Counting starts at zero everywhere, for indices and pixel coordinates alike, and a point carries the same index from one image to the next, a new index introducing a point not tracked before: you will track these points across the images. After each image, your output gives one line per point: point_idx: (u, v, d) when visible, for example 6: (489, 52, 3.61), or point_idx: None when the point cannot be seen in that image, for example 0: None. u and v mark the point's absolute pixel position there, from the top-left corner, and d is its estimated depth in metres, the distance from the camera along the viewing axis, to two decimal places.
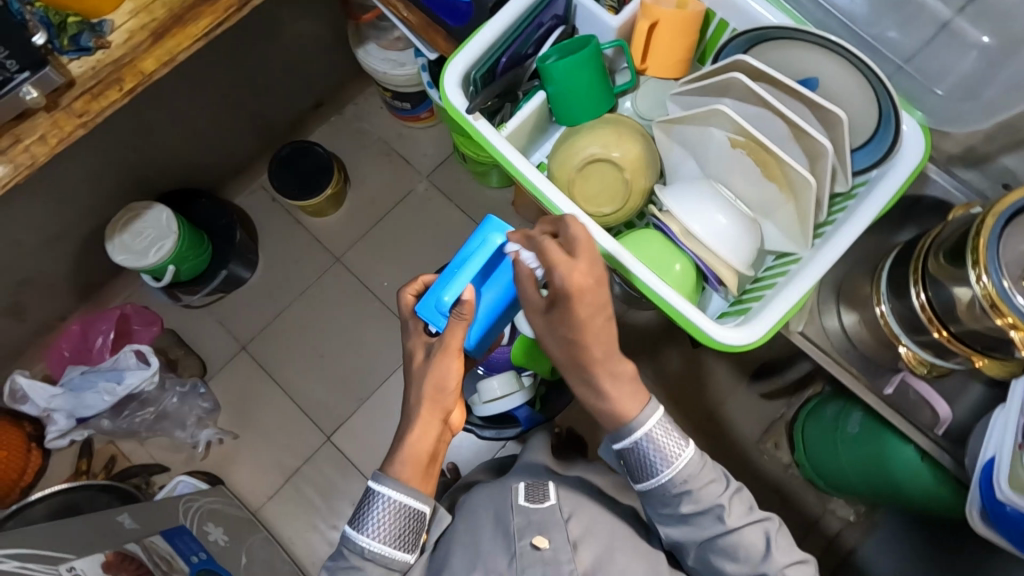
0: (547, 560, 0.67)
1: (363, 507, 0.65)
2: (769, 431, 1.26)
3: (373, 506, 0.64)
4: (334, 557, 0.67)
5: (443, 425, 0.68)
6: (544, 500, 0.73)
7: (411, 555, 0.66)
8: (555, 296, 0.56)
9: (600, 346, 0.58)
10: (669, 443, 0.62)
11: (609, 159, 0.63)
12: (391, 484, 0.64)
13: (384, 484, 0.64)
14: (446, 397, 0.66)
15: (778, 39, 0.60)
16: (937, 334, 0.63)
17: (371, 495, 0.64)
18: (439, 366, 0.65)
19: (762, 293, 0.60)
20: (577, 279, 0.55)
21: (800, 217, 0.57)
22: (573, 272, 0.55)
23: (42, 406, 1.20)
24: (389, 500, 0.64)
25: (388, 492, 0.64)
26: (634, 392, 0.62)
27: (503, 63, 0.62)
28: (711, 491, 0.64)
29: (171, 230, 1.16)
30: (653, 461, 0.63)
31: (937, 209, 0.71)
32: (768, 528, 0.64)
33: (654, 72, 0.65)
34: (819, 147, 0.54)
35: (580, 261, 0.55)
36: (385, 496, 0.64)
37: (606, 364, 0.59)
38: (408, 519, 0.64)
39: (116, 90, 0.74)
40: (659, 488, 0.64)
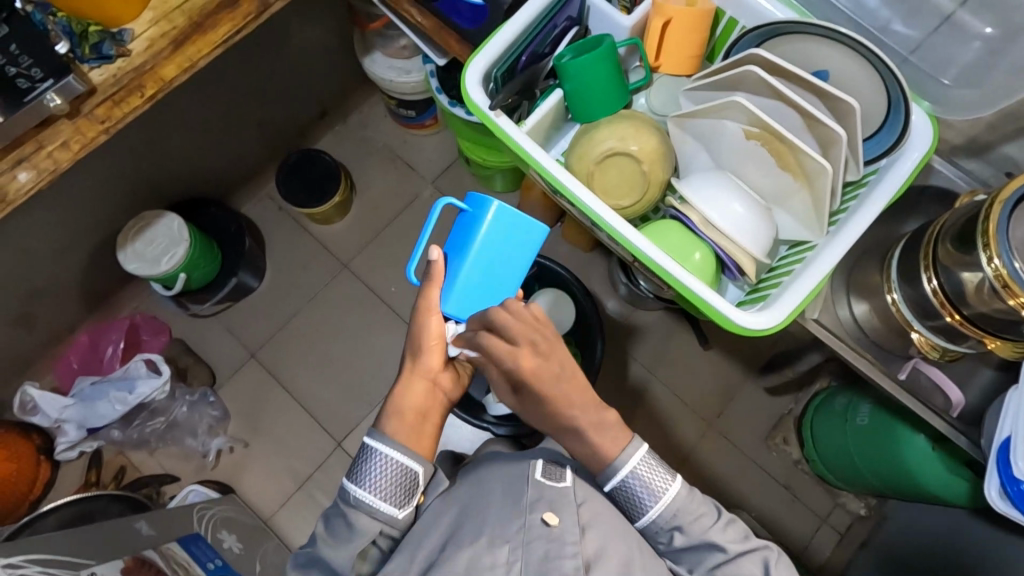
0: (553, 536, 0.64)
1: (359, 462, 0.66)
2: (778, 427, 1.28)
3: (368, 459, 0.65)
4: (332, 507, 0.68)
5: (431, 384, 0.70)
6: (560, 480, 0.72)
7: (401, 510, 0.66)
8: (517, 384, 0.64)
9: (574, 414, 0.65)
10: (655, 479, 0.65)
11: (627, 152, 0.65)
12: (381, 438, 0.66)
13: (375, 437, 0.66)
14: (427, 354, 0.70)
15: (788, 33, 0.62)
16: (950, 317, 0.65)
17: (365, 448, 0.66)
18: (418, 327, 0.69)
19: (779, 281, 0.61)
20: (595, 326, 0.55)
21: (815, 204, 0.59)
22: (520, 361, 0.62)
23: (53, 418, 1.21)
24: (377, 454, 0.65)
25: (381, 447, 0.65)
26: (614, 434, 0.66)
27: (522, 61, 0.64)
28: (701, 524, 0.65)
29: (182, 238, 1.16)
30: (641, 500, 0.65)
31: (943, 197, 0.73)
32: (766, 556, 0.64)
33: (667, 69, 0.67)
34: (833, 135, 0.56)
35: (521, 358, 0.62)
36: (372, 448, 0.65)
37: (587, 416, 0.65)
38: (393, 471, 0.65)
39: (138, 97, 0.76)
40: (650, 525, 0.66)
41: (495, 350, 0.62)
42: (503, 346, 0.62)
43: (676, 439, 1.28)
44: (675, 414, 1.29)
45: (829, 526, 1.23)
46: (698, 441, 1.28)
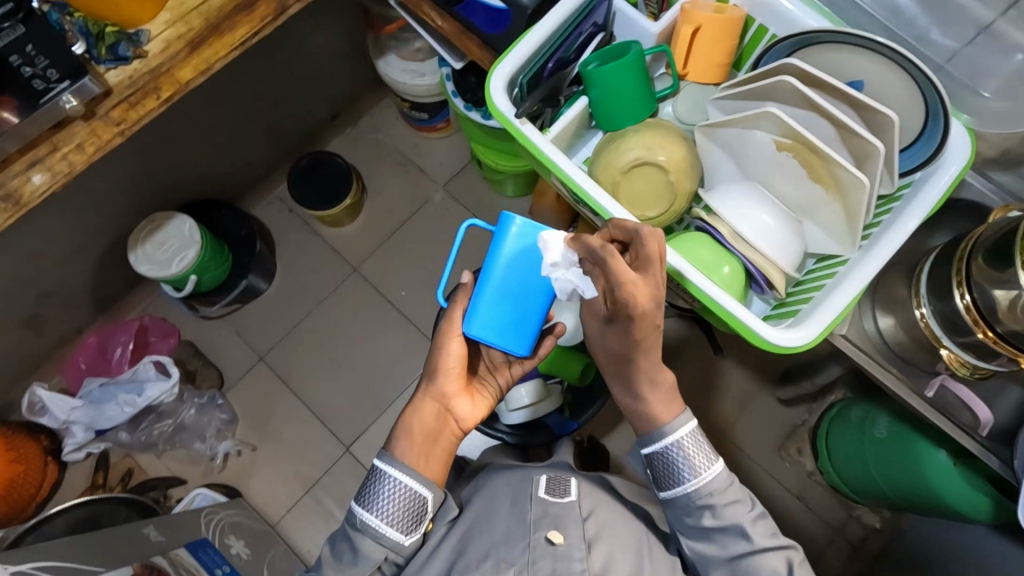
0: (559, 555, 0.63)
1: (368, 485, 0.65)
2: (791, 438, 1.26)
3: (378, 481, 0.64)
4: (338, 534, 0.67)
5: (442, 408, 0.69)
6: (564, 496, 0.70)
7: (407, 538, 0.64)
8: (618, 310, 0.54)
9: (646, 358, 0.61)
10: (698, 455, 0.64)
11: (655, 161, 0.63)
12: (391, 461, 0.64)
13: (384, 460, 0.65)
14: (443, 377, 0.69)
15: (821, 42, 0.60)
16: (982, 335, 0.63)
17: (374, 472, 0.65)
18: (438, 347, 0.69)
19: (809, 296, 0.59)
20: (641, 306, 0.53)
21: (848, 218, 0.57)
22: (636, 293, 0.52)
23: (61, 419, 1.20)
24: (389, 478, 0.64)
25: (391, 471, 0.64)
26: (669, 399, 0.65)
27: (549, 68, 0.63)
28: (735, 509, 0.64)
29: (194, 240, 1.16)
30: (679, 471, 0.64)
31: (972, 210, 0.72)
32: (791, 556, 0.63)
33: (694, 77, 0.66)
34: (870, 147, 0.54)
35: (642, 282, 0.52)
36: (383, 471, 0.64)
37: (647, 373, 0.63)
38: (403, 496, 0.64)
39: (153, 99, 0.74)
40: (682, 499, 0.64)
41: (615, 270, 0.52)
42: (623, 267, 0.52)
43: None
44: None
45: (843, 539, 1.21)
46: (710, 451, 1.26)
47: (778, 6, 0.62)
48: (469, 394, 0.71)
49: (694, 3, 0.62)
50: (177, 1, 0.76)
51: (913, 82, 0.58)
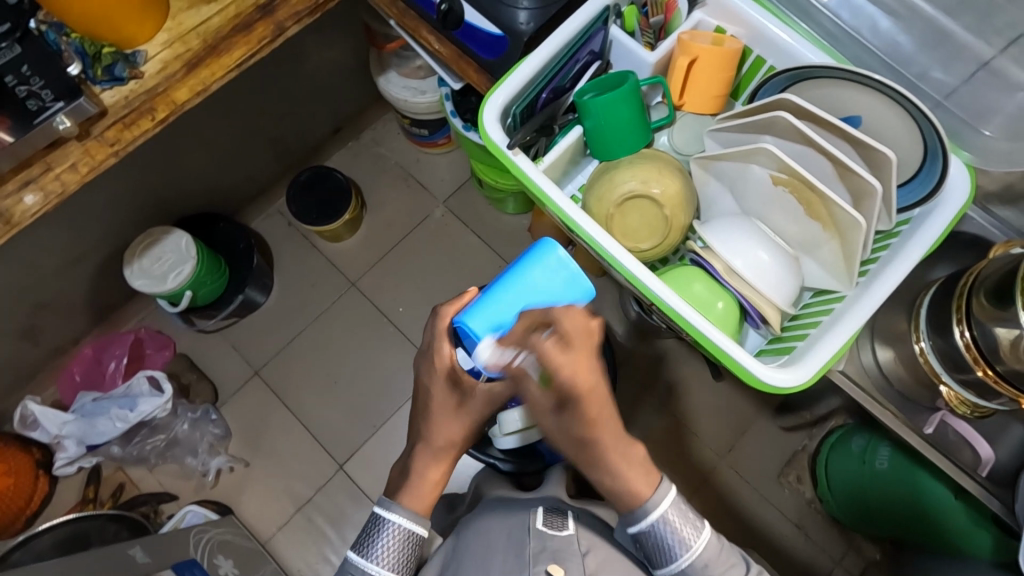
0: None
1: (367, 533, 0.63)
2: (790, 464, 1.24)
3: (379, 531, 0.62)
4: None
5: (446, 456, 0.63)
6: (562, 529, 0.69)
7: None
8: (561, 399, 0.53)
9: (605, 432, 0.56)
10: (684, 528, 0.61)
11: (649, 195, 0.62)
12: (395, 508, 0.62)
13: (394, 511, 0.62)
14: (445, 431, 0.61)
15: (817, 77, 0.60)
16: (983, 373, 0.62)
17: (377, 521, 0.63)
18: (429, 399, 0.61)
19: (805, 333, 0.58)
20: (583, 382, 0.52)
21: (844, 255, 0.56)
22: (577, 371, 0.52)
23: (53, 433, 1.19)
24: (395, 526, 0.62)
25: (394, 517, 0.62)
26: (643, 474, 0.60)
27: (543, 98, 0.63)
28: (733, 575, 0.62)
29: (190, 255, 1.15)
30: (669, 547, 0.61)
31: (974, 244, 0.71)
32: None
33: (690, 108, 0.65)
34: (868, 187, 0.53)
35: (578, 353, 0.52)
36: (389, 521, 0.62)
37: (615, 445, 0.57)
38: (406, 541, 0.62)
39: (148, 120, 0.74)
40: (678, 575, 0.62)
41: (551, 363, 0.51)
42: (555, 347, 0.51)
43: (685, 473, 1.25)
44: (684, 447, 1.26)
45: (841, 570, 1.19)
46: (707, 477, 1.25)
47: (778, 40, 0.61)
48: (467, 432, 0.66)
49: (693, 35, 0.62)
50: (175, 22, 0.76)
51: (913, 118, 0.57)
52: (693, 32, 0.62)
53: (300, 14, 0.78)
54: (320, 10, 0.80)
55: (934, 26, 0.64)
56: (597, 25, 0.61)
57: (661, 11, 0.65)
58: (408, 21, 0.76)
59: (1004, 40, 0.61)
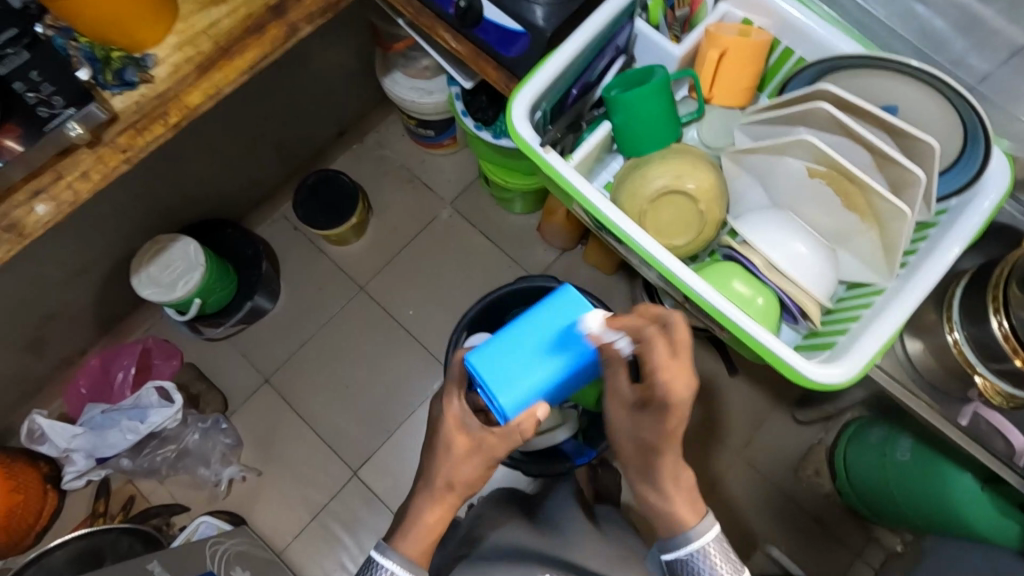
0: None
1: None
2: (808, 458, 1.23)
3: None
4: None
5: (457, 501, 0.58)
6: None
7: None
8: (648, 396, 0.54)
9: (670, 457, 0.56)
10: (722, 566, 0.57)
11: (682, 190, 0.61)
12: (391, 554, 0.56)
13: (388, 556, 0.56)
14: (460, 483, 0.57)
15: (848, 66, 0.59)
16: (1021, 362, 0.61)
17: (372, 566, 0.56)
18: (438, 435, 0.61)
19: (845, 327, 0.57)
20: (677, 391, 0.52)
21: (885, 247, 0.56)
22: (673, 379, 0.51)
23: (62, 447, 1.16)
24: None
25: (389, 565, 0.55)
26: (690, 501, 0.58)
27: (572, 95, 0.62)
28: None
29: (198, 263, 1.13)
30: None
31: (1002, 233, 0.70)
32: None
33: (719, 100, 0.64)
34: (910, 177, 0.53)
35: (678, 366, 0.51)
36: (385, 569, 0.55)
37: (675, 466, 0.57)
38: None
39: (161, 124, 0.72)
40: None
41: (655, 352, 0.51)
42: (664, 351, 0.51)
43: (702, 470, 1.25)
44: (701, 444, 1.25)
45: (863, 562, 1.19)
46: (724, 473, 1.25)
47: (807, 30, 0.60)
48: None
49: (718, 27, 0.62)
50: (185, 25, 0.75)
51: (952, 108, 0.56)
52: (719, 24, 0.62)
53: (312, 14, 0.77)
54: (332, 10, 0.79)
55: (965, 12, 0.62)
56: (624, 19, 0.61)
57: (686, 3, 0.64)
58: (424, 21, 0.75)
59: None
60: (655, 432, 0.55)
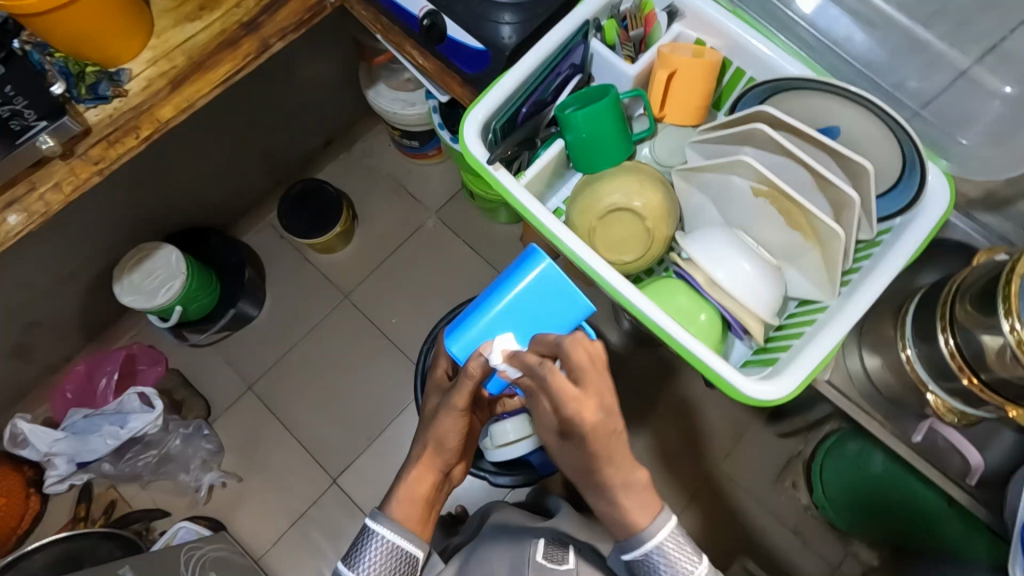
0: None
1: (356, 546, 0.60)
2: (786, 471, 1.23)
3: (365, 545, 0.59)
4: None
5: (443, 475, 0.65)
6: (561, 564, 0.68)
7: None
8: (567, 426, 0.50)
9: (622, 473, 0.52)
10: (681, 559, 0.54)
11: (630, 208, 0.63)
12: (385, 520, 0.59)
13: (381, 521, 0.59)
14: (447, 451, 0.63)
15: (794, 88, 0.61)
16: (968, 381, 0.62)
17: (366, 534, 0.60)
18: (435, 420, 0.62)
19: (788, 343, 0.59)
20: (590, 420, 0.48)
21: (826, 265, 0.57)
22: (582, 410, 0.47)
23: (43, 452, 1.18)
24: (384, 541, 0.59)
25: (384, 532, 0.59)
26: (643, 502, 0.54)
27: (522, 113, 0.63)
28: None
29: (180, 271, 1.15)
30: None
31: (960, 250, 0.71)
32: None
33: (671, 119, 0.66)
34: (846, 198, 0.54)
35: (587, 399, 0.48)
36: (380, 535, 0.59)
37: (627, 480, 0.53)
38: (398, 560, 0.59)
39: (133, 138, 0.74)
40: None
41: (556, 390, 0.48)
42: (567, 385, 0.48)
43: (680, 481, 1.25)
44: (680, 455, 1.26)
45: None
46: (702, 485, 1.25)
47: (757, 52, 0.62)
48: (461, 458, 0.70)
49: (673, 47, 0.62)
50: (160, 40, 0.77)
51: (891, 132, 0.58)
52: (673, 43, 0.63)
53: (285, 29, 0.78)
54: (305, 26, 0.80)
55: (909, 37, 0.65)
56: (577, 39, 0.62)
57: (640, 24, 0.66)
58: (392, 37, 0.77)
59: (979, 49, 0.61)
60: (587, 454, 0.51)
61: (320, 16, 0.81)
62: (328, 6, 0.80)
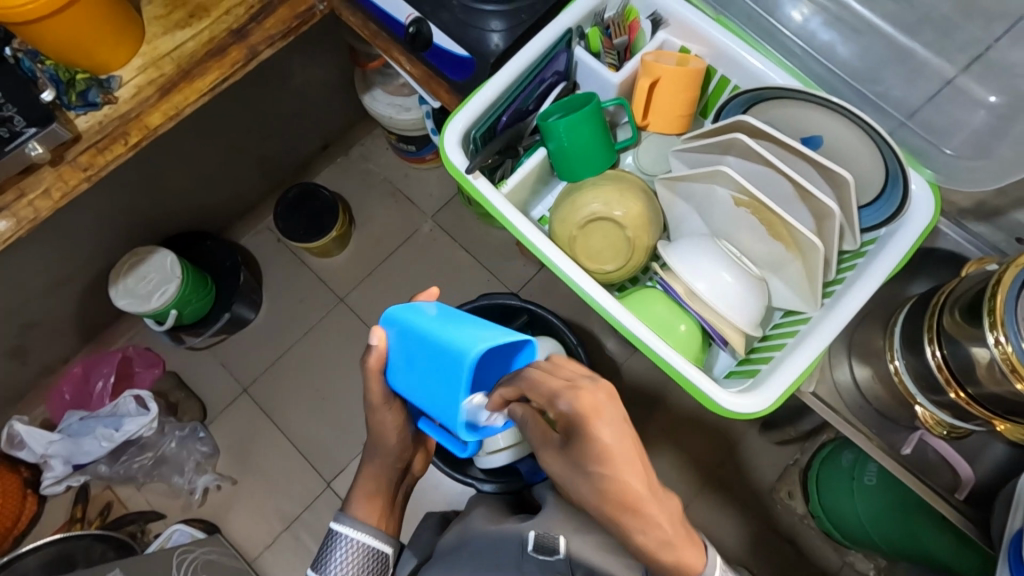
0: None
1: (325, 549, 0.66)
2: (782, 479, 1.22)
3: (333, 546, 0.65)
4: None
5: (395, 471, 0.70)
6: (552, 555, 0.70)
7: None
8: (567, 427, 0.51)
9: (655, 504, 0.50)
10: None
11: (611, 217, 0.63)
12: (348, 522, 0.66)
13: (344, 524, 0.66)
14: (391, 450, 0.67)
15: (776, 97, 0.60)
16: (955, 395, 0.61)
17: (333, 536, 0.66)
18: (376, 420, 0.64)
19: (770, 356, 0.58)
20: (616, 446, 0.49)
21: (809, 276, 0.56)
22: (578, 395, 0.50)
23: (39, 453, 1.18)
24: (351, 541, 0.65)
25: (348, 532, 0.66)
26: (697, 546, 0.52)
27: (503, 120, 0.63)
28: None
29: (175, 274, 1.16)
30: None
31: (950, 260, 0.70)
32: None
33: (656, 127, 0.65)
34: (827, 209, 0.53)
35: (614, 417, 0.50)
36: (345, 536, 0.65)
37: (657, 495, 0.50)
38: (367, 557, 0.66)
39: (121, 144, 0.74)
40: None
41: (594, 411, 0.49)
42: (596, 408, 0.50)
43: (675, 488, 1.24)
44: (674, 462, 1.24)
45: None
46: (695, 493, 1.24)
47: (742, 60, 0.61)
48: (422, 452, 0.77)
49: (656, 56, 0.63)
50: (150, 47, 0.77)
51: (874, 144, 0.57)
52: (658, 51, 0.63)
53: (272, 37, 0.79)
54: (294, 33, 0.81)
55: (893, 45, 0.65)
56: (559, 46, 0.62)
57: (624, 32, 0.65)
58: (380, 44, 0.77)
59: (965, 57, 0.62)
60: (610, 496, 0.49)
61: (309, 23, 0.81)
62: (317, 13, 0.81)
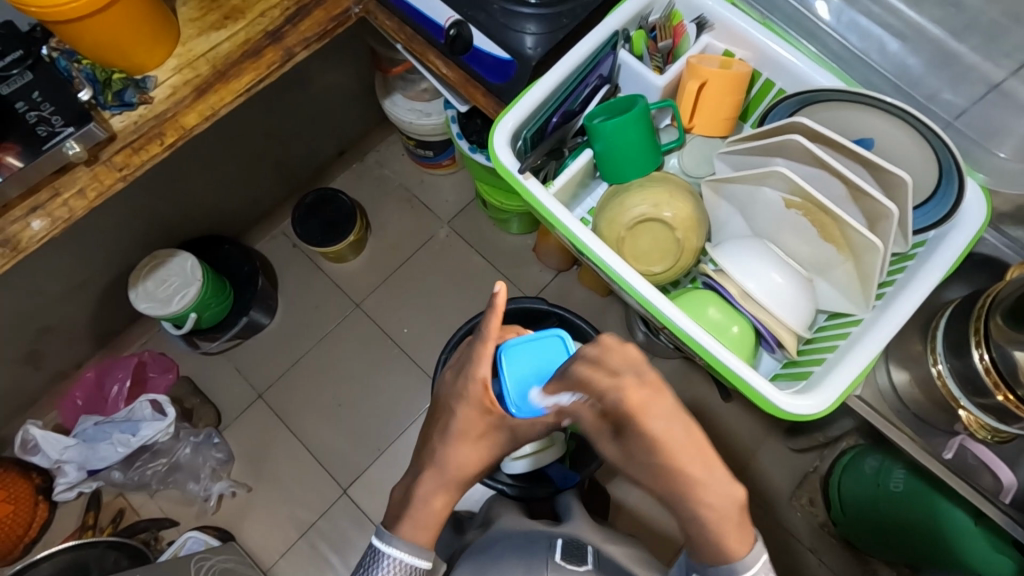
0: None
1: (367, 562, 0.57)
2: (802, 486, 1.21)
3: (376, 565, 0.56)
4: None
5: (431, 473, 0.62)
6: (581, 564, 0.67)
7: None
8: (618, 420, 0.45)
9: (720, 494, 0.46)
10: None
11: (661, 218, 0.64)
12: (393, 542, 0.55)
13: (389, 543, 0.55)
14: None
15: (830, 100, 0.62)
16: (1003, 397, 0.60)
17: (375, 553, 0.56)
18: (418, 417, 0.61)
19: (822, 358, 0.59)
20: (634, 400, 0.43)
21: (860, 277, 0.58)
22: (626, 390, 0.44)
23: (53, 458, 1.17)
24: (394, 562, 0.55)
25: (393, 553, 0.55)
26: (744, 531, 0.48)
27: (553, 121, 0.65)
28: None
29: (195, 278, 1.15)
30: None
31: (987, 264, 0.71)
32: None
33: (700, 129, 0.68)
34: (883, 210, 0.55)
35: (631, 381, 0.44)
36: (389, 557, 0.55)
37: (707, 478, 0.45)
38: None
39: (157, 144, 0.74)
40: None
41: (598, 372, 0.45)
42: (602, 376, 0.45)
43: None
44: None
45: None
46: None
47: (787, 64, 0.64)
48: None
49: (700, 59, 0.65)
50: (185, 48, 0.77)
51: (924, 141, 0.59)
52: (701, 55, 0.65)
53: (308, 39, 0.79)
54: (329, 35, 0.80)
55: (940, 50, 0.66)
56: (606, 49, 0.65)
57: (669, 35, 0.67)
58: (416, 47, 0.77)
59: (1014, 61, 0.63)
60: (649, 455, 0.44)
61: (344, 26, 0.81)
62: (352, 16, 0.80)
